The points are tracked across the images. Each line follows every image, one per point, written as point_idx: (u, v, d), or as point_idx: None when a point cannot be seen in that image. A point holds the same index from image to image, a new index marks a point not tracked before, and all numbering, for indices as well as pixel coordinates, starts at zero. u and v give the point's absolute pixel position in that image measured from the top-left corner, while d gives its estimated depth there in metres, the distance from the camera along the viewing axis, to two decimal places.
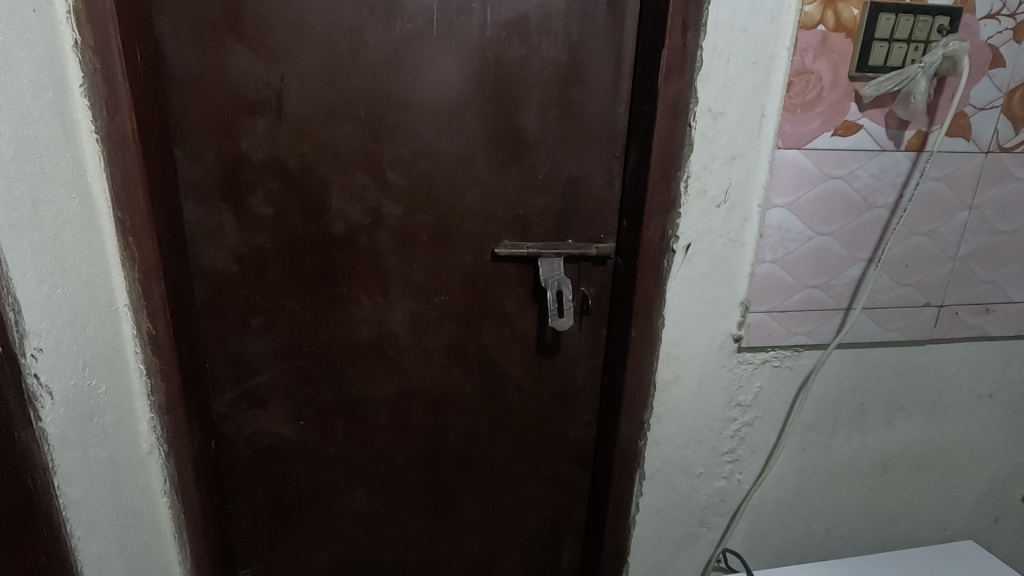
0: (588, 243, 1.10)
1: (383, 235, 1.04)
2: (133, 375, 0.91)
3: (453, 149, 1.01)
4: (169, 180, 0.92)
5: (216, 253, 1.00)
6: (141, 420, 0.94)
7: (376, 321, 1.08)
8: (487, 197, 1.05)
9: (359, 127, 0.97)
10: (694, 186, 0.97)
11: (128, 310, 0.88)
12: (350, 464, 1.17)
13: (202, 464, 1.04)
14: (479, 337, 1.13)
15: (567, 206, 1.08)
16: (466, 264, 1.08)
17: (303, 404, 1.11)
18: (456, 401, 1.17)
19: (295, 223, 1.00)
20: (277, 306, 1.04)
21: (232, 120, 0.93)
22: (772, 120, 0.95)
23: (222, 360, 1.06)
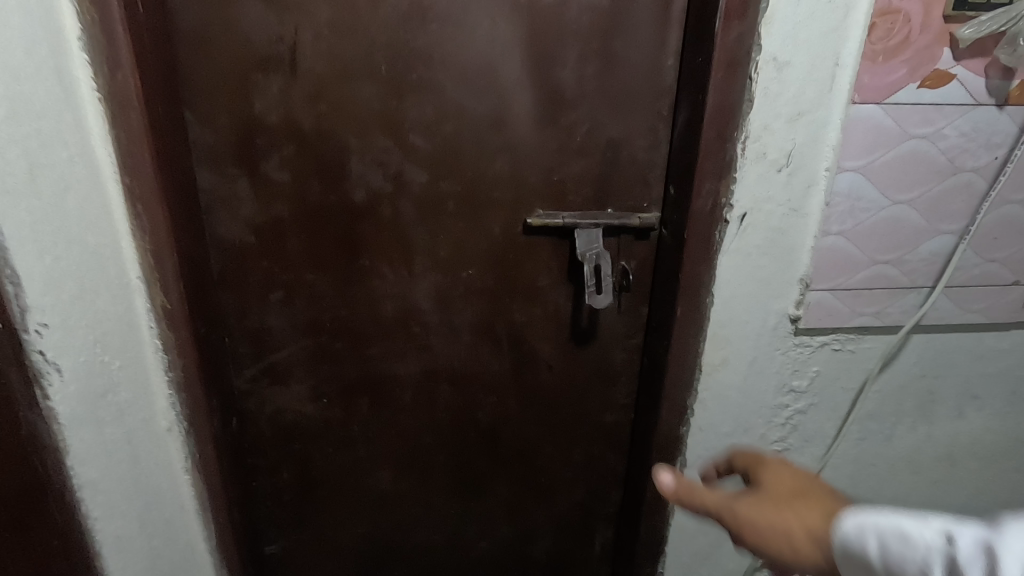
0: (629, 212, 1.00)
1: (407, 203, 0.96)
2: (149, 350, 0.87)
3: (482, 109, 0.92)
4: (180, 145, 0.85)
5: (232, 223, 0.94)
6: (159, 397, 0.90)
7: (400, 295, 1.02)
8: (520, 162, 0.96)
9: (380, 85, 0.88)
10: (753, 147, 0.86)
11: (142, 284, 0.84)
12: (375, 443, 1.13)
13: (223, 443, 1.00)
14: (509, 313, 1.06)
15: (608, 171, 0.98)
16: (496, 235, 1.00)
17: (326, 381, 1.06)
18: (485, 381, 1.11)
19: (314, 192, 0.93)
20: (297, 278, 0.99)
21: (244, 78, 0.86)
22: (848, 70, 0.82)
23: (241, 336, 1.01)
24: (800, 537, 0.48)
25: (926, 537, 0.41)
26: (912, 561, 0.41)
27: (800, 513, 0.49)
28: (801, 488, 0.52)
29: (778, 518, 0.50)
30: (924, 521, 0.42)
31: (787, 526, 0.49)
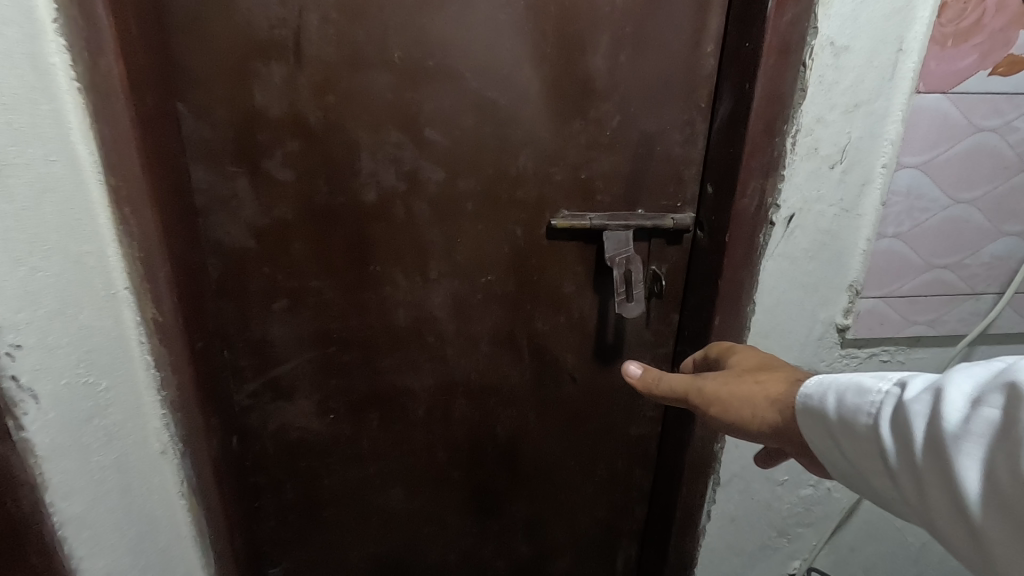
0: (662, 213, 0.92)
1: (422, 204, 0.88)
2: (140, 367, 0.79)
3: (505, 100, 0.84)
4: (172, 141, 0.77)
5: (232, 227, 0.85)
6: (151, 418, 0.82)
7: (414, 303, 0.94)
8: (545, 158, 0.88)
9: (393, 74, 0.80)
10: (804, 142, 0.79)
11: (131, 295, 0.75)
12: (386, 460, 1.05)
13: (220, 466, 0.92)
14: (531, 322, 0.98)
15: (640, 168, 0.90)
16: (518, 238, 0.92)
17: (333, 396, 0.99)
18: (504, 394, 1.03)
19: (320, 192, 0.85)
20: (303, 286, 0.91)
21: (242, 66, 0.77)
22: (913, 56, 0.74)
23: (242, 348, 0.93)
24: (761, 403, 0.60)
25: (880, 388, 0.50)
26: (865, 405, 0.50)
27: (760, 384, 0.62)
28: (762, 367, 0.64)
29: (747, 389, 0.62)
30: (882, 378, 0.51)
31: (752, 393, 0.61)
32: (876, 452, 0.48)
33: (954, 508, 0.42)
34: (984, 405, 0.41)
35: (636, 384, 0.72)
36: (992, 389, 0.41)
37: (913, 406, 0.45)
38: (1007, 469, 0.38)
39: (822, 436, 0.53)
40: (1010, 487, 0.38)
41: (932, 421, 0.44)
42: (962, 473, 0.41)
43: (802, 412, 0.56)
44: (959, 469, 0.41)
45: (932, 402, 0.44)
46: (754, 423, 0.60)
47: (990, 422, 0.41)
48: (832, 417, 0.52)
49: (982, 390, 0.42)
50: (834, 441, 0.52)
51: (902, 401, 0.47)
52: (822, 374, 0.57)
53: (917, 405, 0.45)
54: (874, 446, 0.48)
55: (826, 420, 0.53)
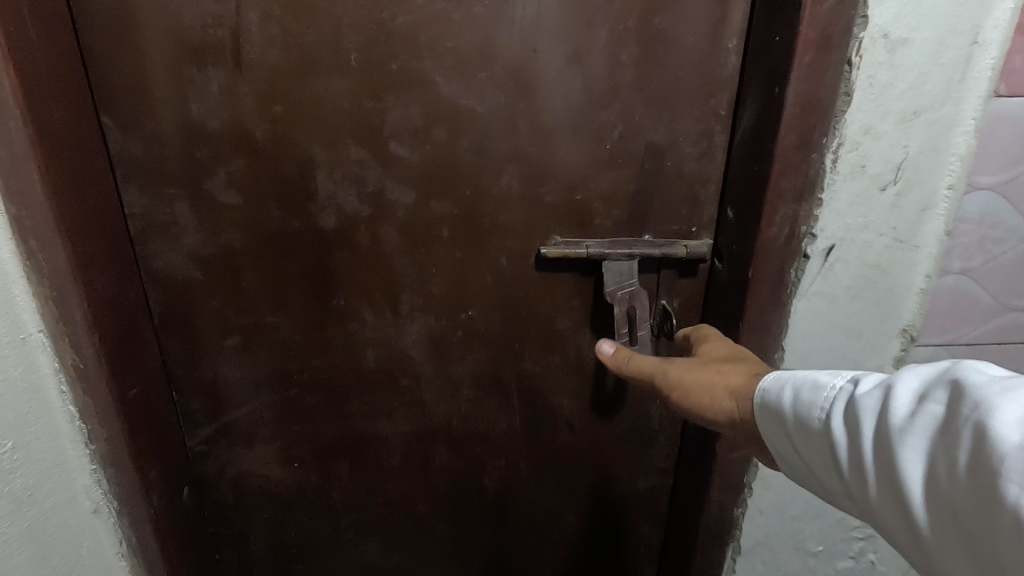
0: (672, 240, 0.78)
1: (390, 230, 0.76)
2: (63, 419, 0.68)
3: (484, 108, 0.71)
4: (95, 160, 0.66)
5: (173, 256, 0.75)
6: (79, 476, 0.71)
7: (385, 342, 0.82)
8: (533, 177, 0.74)
9: (349, 79, 0.68)
10: (848, 158, 0.64)
11: (46, 338, 0.64)
12: (359, 513, 0.94)
13: (170, 525, 0.82)
14: (520, 363, 0.85)
15: (647, 187, 0.76)
16: (503, 269, 0.79)
17: (297, 442, 0.87)
18: (491, 442, 0.91)
19: (271, 217, 0.74)
20: (257, 322, 0.80)
21: (175, 73, 0.66)
22: (991, 51, 0.59)
23: (193, 390, 0.83)
24: (720, 393, 0.58)
25: (835, 384, 0.48)
26: (820, 401, 0.48)
27: (722, 374, 0.60)
28: (727, 358, 0.63)
29: (707, 377, 0.60)
30: (838, 374, 0.49)
31: (713, 382, 0.59)
32: (826, 448, 0.47)
33: (895, 504, 0.41)
34: (928, 400, 0.41)
35: (607, 361, 0.72)
36: (938, 386, 0.41)
37: (863, 402, 0.44)
38: (947, 464, 0.38)
39: (777, 434, 0.51)
40: (947, 480, 0.38)
41: (881, 417, 0.43)
42: (904, 467, 0.40)
43: (759, 408, 0.53)
44: (902, 462, 0.40)
45: (882, 399, 0.43)
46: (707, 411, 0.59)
47: (934, 417, 0.40)
48: (786, 414, 0.50)
49: (931, 387, 0.41)
50: (787, 438, 0.50)
51: (853, 397, 0.45)
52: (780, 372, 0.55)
53: (867, 401, 0.44)
54: (825, 443, 0.47)
55: (782, 416, 0.50)
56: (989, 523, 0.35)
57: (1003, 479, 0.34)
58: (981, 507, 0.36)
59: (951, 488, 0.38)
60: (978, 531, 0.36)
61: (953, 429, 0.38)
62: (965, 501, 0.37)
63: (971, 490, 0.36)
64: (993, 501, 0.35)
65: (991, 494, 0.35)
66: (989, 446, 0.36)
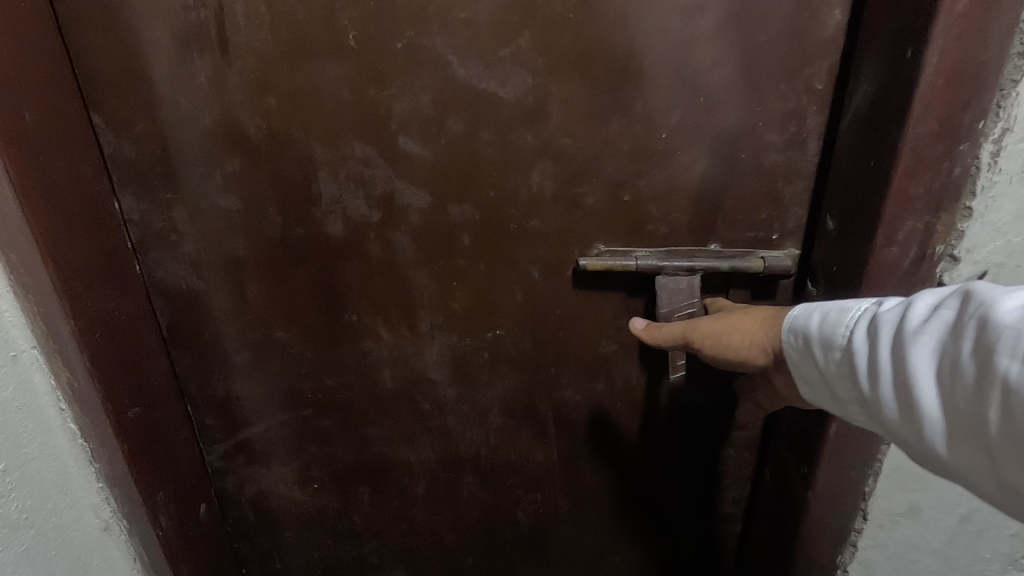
0: (744, 251, 0.63)
1: (403, 237, 0.66)
2: (64, 436, 0.61)
3: (507, 92, 0.58)
4: (84, 164, 0.61)
5: (175, 265, 0.69)
6: (85, 500, 0.64)
7: (404, 362, 0.73)
8: (569, 175, 0.61)
9: (349, 63, 0.58)
10: (1018, 150, 0.46)
11: (40, 355, 0.58)
12: (384, 539, 0.87)
13: (185, 551, 0.76)
14: (557, 390, 0.73)
15: (715, 186, 0.60)
16: (535, 284, 0.67)
17: (315, 464, 0.81)
18: (525, 475, 0.80)
19: (273, 223, 0.66)
20: (267, 336, 0.73)
21: (161, 64, 0.59)
22: None
23: (207, 405, 0.78)
24: (752, 324, 0.49)
25: (859, 305, 0.42)
26: (841, 319, 0.42)
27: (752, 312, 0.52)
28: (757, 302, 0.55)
29: (738, 315, 0.51)
30: (862, 298, 0.43)
31: (743, 318, 0.51)
32: (845, 369, 0.41)
33: (905, 410, 0.37)
34: (946, 307, 0.37)
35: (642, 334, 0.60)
36: (955, 292, 0.37)
37: (885, 315, 0.39)
38: (956, 361, 0.35)
39: (796, 359, 0.45)
40: (953, 377, 0.35)
41: (900, 327, 0.38)
42: (919, 372, 0.36)
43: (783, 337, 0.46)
44: (911, 363, 0.36)
45: (904, 311, 0.38)
46: (733, 347, 0.50)
47: (950, 324, 0.36)
48: (805, 338, 0.44)
49: (947, 294, 0.37)
50: (810, 364, 0.43)
51: (877, 313, 0.40)
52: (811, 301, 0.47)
53: (889, 314, 0.39)
54: (843, 363, 0.41)
55: (795, 340, 0.44)
56: (993, 413, 0.33)
57: (1003, 358, 0.32)
58: (988, 398, 0.33)
59: (962, 385, 0.34)
60: (980, 426, 0.34)
61: (965, 330, 0.35)
62: (972, 394, 0.34)
63: (978, 384, 0.33)
64: (998, 386, 0.32)
65: (999, 381, 0.32)
66: (997, 333, 0.33)
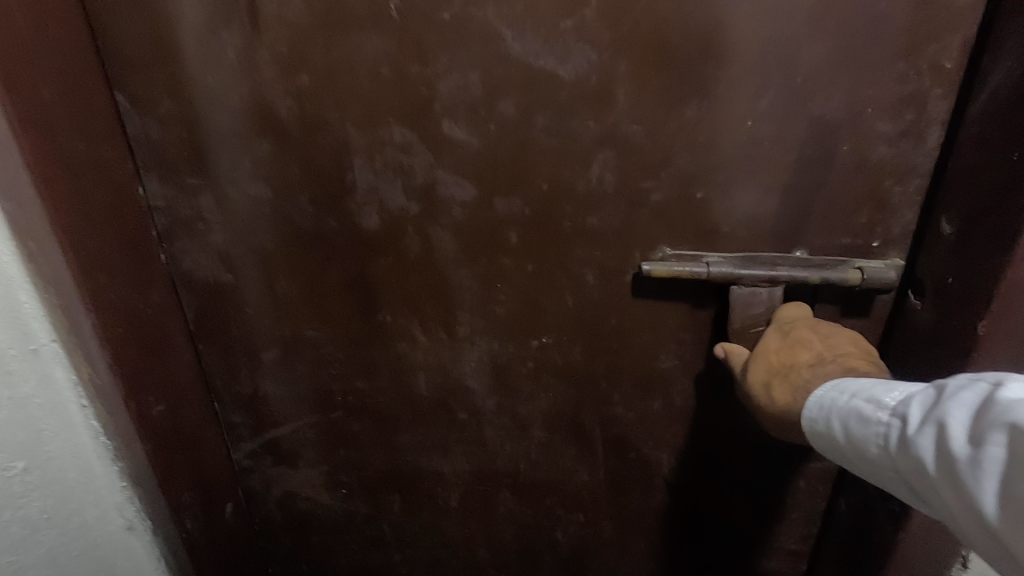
0: (839, 259, 0.54)
1: (444, 233, 0.59)
2: (85, 434, 0.58)
3: (567, 71, 0.50)
4: (107, 147, 0.56)
5: (202, 256, 0.64)
6: (108, 497, 0.61)
7: (440, 368, 0.67)
8: (634, 167, 0.53)
9: (390, 37, 0.51)
10: None
11: (61, 349, 0.54)
12: (414, 550, 0.82)
13: (209, 553, 0.73)
14: (607, 405, 0.66)
15: (807, 183, 0.52)
16: (588, 289, 0.60)
17: (344, 469, 0.77)
18: (567, 493, 0.73)
19: (303, 213, 0.60)
20: (296, 334, 0.68)
21: (187, 36, 0.53)
22: None
23: (235, 403, 0.74)
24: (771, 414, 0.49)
25: (883, 415, 0.39)
26: (868, 432, 0.39)
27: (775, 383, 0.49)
28: (785, 348, 0.50)
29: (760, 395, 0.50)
30: (884, 397, 0.40)
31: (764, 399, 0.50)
32: (897, 478, 0.39)
33: (988, 546, 0.33)
34: (988, 442, 0.32)
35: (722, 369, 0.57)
36: (993, 423, 0.32)
37: (917, 441, 0.36)
38: (1014, 507, 0.31)
39: (844, 460, 0.42)
40: (1013, 522, 0.31)
41: (945, 463, 0.34)
42: (977, 514, 0.33)
43: (809, 433, 0.45)
44: (978, 507, 0.32)
45: (939, 441, 0.35)
46: (750, 387, 0.51)
47: (1001, 465, 0.32)
48: (836, 443, 0.42)
49: (991, 419, 0.32)
50: (852, 464, 0.42)
51: (906, 436, 0.37)
52: (831, 382, 0.45)
53: (923, 441, 0.36)
54: (893, 474, 0.39)
55: (834, 445, 0.42)
56: None
57: None
58: None
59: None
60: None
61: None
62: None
63: None
64: None
65: None
66: None
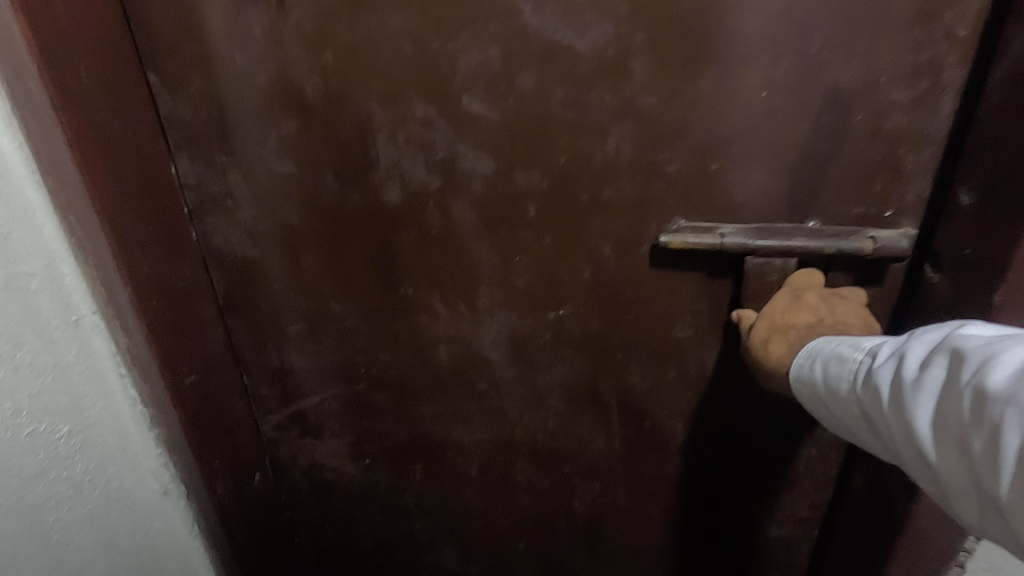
0: (853, 228, 0.55)
1: (465, 207, 0.61)
2: (123, 403, 0.60)
3: (585, 45, 0.52)
4: (139, 125, 0.58)
5: (231, 232, 0.67)
6: (147, 463, 0.63)
7: (461, 339, 0.69)
8: (650, 139, 0.54)
9: (411, 13, 0.52)
10: None
11: (101, 320, 0.56)
12: (435, 518, 0.85)
13: (239, 519, 0.76)
14: (623, 375, 0.68)
15: (822, 153, 0.53)
16: (605, 261, 0.61)
17: (368, 439, 0.79)
18: (583, 462, 0.75)
19: (328, 189, 0.62)
20: (321, 307, 0.70)
21: (215, 16, 0.55)
22: None
23: (262, 375, 0.77)
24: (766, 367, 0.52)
25: (858, 355, 0.41)
26: (843, 369, 0.42)
27: (774, 337, 0.52)
28: (787, 308, 0.53)
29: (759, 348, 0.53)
30: (863, 343, 0.42)
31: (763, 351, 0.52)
32: (857, 414, 0.41)
33: (923, 469, 0.36)
34: (932, 365, 0.35)
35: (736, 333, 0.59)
36: (941, 349, 0.35)
37: (878, 370, 0.38)
38: (945, 421, 0.34)
39: (816, 404, 0.45)
40: (941, 433, 0.34)
41: (894, 386, 0.37)
42: (912, 430, 0.35)
43: (795, 381, 0.47)
44: (913, 425, 0.35)
45: (893, 370, 0.37)
46: (753, 343, 0.54)
47: (940, 384, 0.34)
48: (814, 385, 0.45)
49: (942, 349, 0.35)
50: (823, 407, 0.44)
51: (869, 369, 0.39)
52: (820, 341, 0.48)
53: (883, 371, 0.38)
54: (852, 410, 0.41)
55: (809, 386, 0.45)
56: (998, 485, 0.31)
57: (1002, 430, 0.30)
58: (991, 470, 0.31)
59: (953, 441, 0.33)
60: (977, 483, 0.32)
61: (956, 391, 0.33)
62: (963, 449, 0.33)
63: (982, 454, 0.31)
64: (1000, 458, 0.30)
65: (997, 452, 0.30)
66: (993, 405, 0.31)
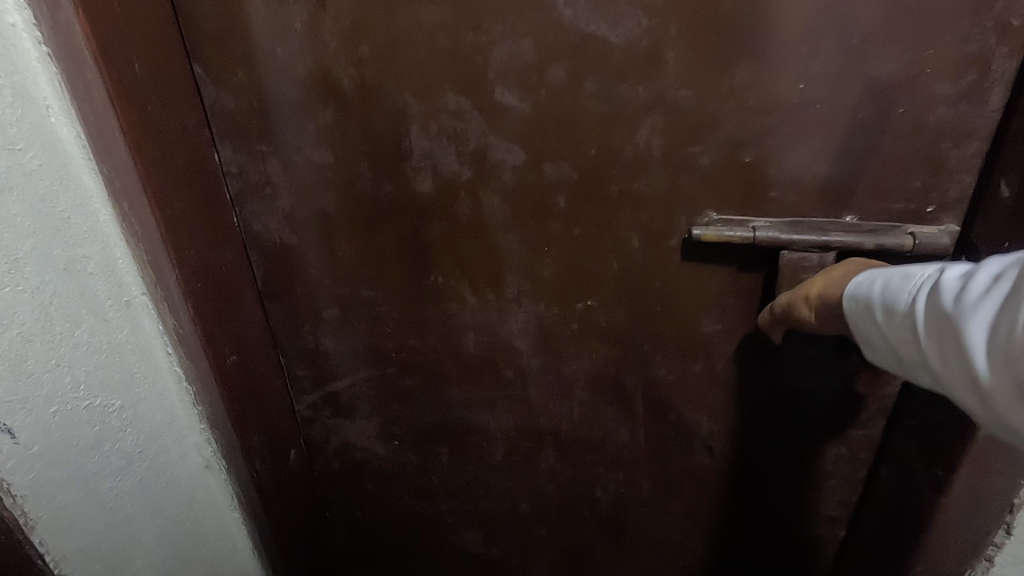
0: (891, 224, 0.54)
1: (494, 198, 0.62)
2: (170, 379, 0.63)
3: (618, 37, 0.51)
4: (186, 116, 0.61)
5: (270, 219, 0.69)
6: (192, 435, 0.67)
7: (489, 327, 0.71)
8: (681, 132, 0.54)
9: (446, 6, 0.53)
10: None
11: (150, 301, 0.59)
12: (461, 500, 0.87)
13: (275, 493, 0.80)
14: (649, 367, 0.68)
15: (860, 147, 0.51)
16: (633, 253, 0.61)
17: (397, 421, 0.82)
18: (607, 451, 0.76)
19: (363, 178, 0.64)
20: (354, 293, 0.73)
21: (258, 11, 0.57)
22: None
23: (297, 357, 0.80)
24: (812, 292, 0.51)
25: (925, 271, 0.40)
26: (904, 286, 0.40)
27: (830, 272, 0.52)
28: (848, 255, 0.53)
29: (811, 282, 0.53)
30: (932, 264, 0.41)
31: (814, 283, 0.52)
32: (907, 330, 0.40)
33: (965, 379, 0.35)
34: (1004, 276, 0.34)
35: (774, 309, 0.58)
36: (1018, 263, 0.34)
37: (944, 281, 0.37)
38: (1000, 329, 0.33)
39: (862, 323, 0.44)
40: (994, 341, 0.33)
41: (954, 296, 0.36)
42: (962, 335, 0.35)
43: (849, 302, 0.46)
44: (963, 333, 0.34)
45: (959, 282, 0.36)
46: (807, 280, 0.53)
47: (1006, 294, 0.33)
48: (867, 301, 0.44)
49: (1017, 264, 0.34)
50: (872, 326, 0.43)
51: (933, 281, 0.38)
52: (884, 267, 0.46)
53: (947, 283, 0.37)
54: (903, 324, 0.40)
55: (860, 304, 0.44)
56: None
57: None
58: None
59: (1003, 348, 0.32)
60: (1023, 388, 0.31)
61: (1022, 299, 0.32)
62: (1013, 355, 0.32)
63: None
64: None
65: None
66: None
